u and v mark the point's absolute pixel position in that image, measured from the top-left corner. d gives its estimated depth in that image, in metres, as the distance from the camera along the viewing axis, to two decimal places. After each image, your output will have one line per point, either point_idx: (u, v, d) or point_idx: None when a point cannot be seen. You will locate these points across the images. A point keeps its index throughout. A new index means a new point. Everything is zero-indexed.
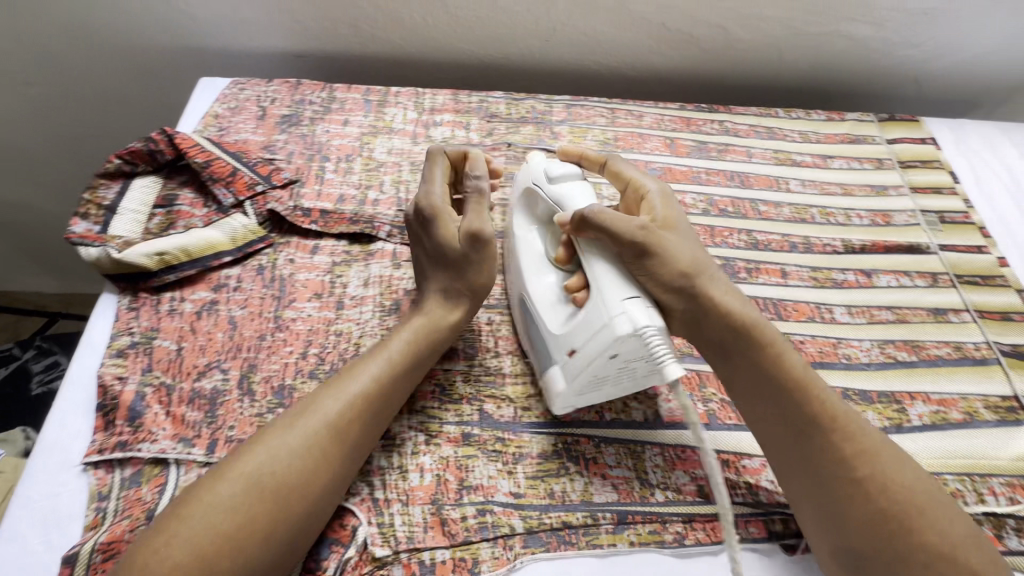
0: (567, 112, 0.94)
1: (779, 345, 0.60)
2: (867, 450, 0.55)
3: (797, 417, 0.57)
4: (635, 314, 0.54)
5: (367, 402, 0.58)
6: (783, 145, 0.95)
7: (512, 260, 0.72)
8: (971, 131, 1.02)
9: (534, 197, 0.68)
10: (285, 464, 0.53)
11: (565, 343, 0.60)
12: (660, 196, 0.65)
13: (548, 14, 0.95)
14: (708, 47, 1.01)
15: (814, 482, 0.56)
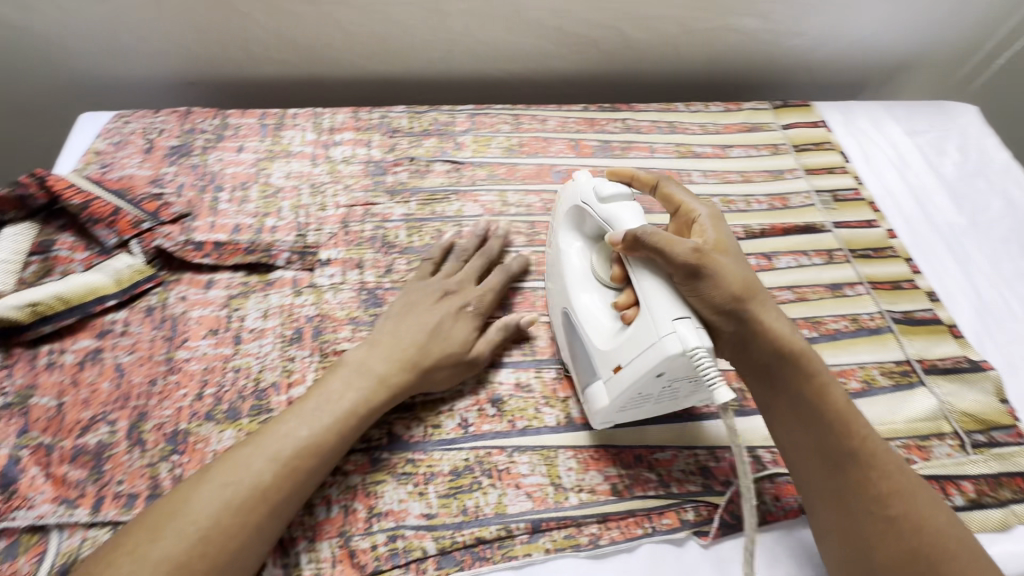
0: (471, 122, 0.94)
1: (824, 372, 0.60)
2: (902, 487, 0.56)
3: (835, 448, 0.57)
4: (686, 335, 0.53)
5: (301, 462, 0.57)
6: (683, 138, 0.98)
7: (555, 273, 0.72)
8: (859, 111, 1.07)
9: (582, 214, 0.68)
10: (201, 540, 0.51)
11: (613, 359, 0.60)
12: (709, 219, 0.64)
13: (443, 25, 0.95)
14: (606, 48, 1.03)
15: (843, 513, 0.56)
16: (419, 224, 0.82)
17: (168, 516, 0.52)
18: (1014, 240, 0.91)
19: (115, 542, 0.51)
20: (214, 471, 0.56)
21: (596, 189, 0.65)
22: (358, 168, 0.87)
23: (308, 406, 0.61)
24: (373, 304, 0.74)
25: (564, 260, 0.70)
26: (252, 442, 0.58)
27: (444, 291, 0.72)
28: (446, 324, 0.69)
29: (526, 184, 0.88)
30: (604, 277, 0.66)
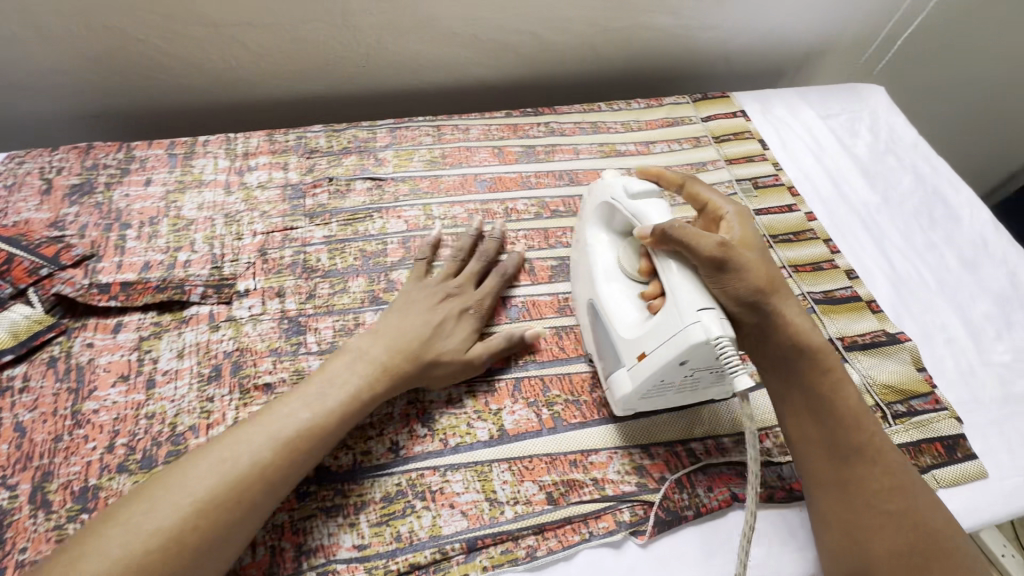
0: (392, 136, 0.93)
1: (838, 369, 0.65)
2: (903, 483, 0.60)
3: (843, 441, 0.62)
4: (710, 324, 0.56)
5: (300, 441, 0.59)
6: (607, 138, 0.99)
7: (580, 268, 0.75)
8: (775, 99, 1.10)
9: (611, 210, 0.71)
10: (197, 512, 0.52)
11: (636, 347, 0.63)
12: (737, 216, 0.67)
13: (355, 40, 0.94)
14: (525, 52, 1.03)
15: (845, 503, 0.60)
16: (341, 246, 0.80)
17: (162, 489, 0.54)
18: (923, 214, 0.96)
19: (114, 511, 0.53)
20: (216, 447, 0.57)
21: (625, 187, 0.68)
22: (276, 193, 0.84)
23: (312, 389, 0.62)
24: (296, 332, 0.72)
25: (592, 255, 0.72)
26: (253, 423, 0.59)
27: (445, 293, 0.74)
28: (447, 324, 0.71)
29: (450, 196, 0.87)
30: (631, 270, 0.68)
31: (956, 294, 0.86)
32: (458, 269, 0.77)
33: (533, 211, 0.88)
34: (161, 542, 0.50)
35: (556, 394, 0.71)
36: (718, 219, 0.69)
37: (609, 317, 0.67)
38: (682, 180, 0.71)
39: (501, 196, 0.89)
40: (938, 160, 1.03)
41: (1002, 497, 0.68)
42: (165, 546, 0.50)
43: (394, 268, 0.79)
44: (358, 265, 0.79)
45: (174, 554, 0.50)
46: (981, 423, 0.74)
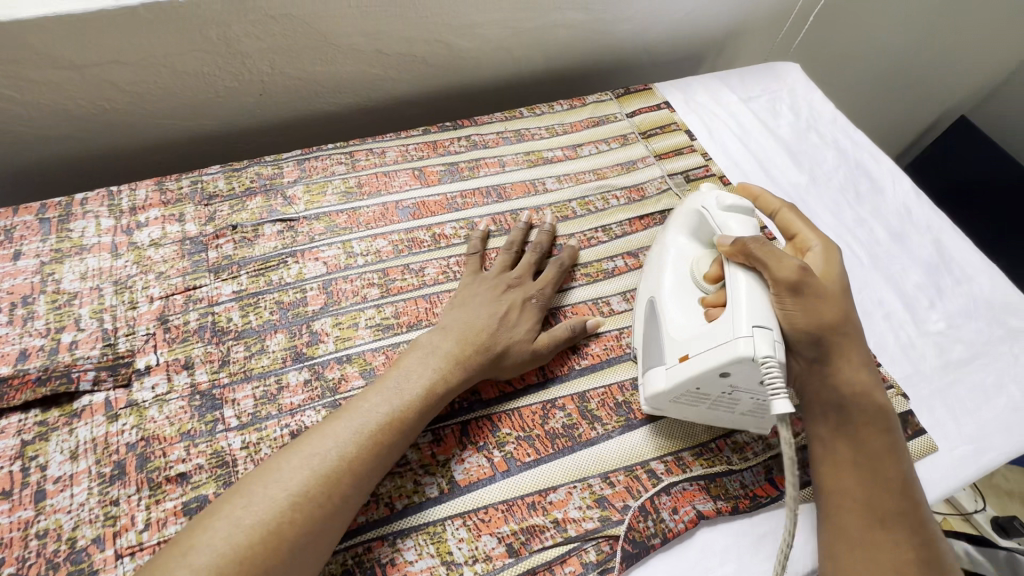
0: (300, 170, 0.86)
1: (891, 428, 0.63)
2: (936, 562, 0.58)
3: (882, 505, 0.59)
4: (761, 343, 0.56)
5: (393, 425, 0.58)
6: (533, 145, 0.95)
7: (652, 268, 0.73)
8: (696, 87, 1.08)
9: (700, 219, 0.70)
10: (293, 507, 0.51)
11: (680, 348, 0.62)
12: (822, 253, 0.66)
13: (246, 67, 0.86)
14: (436, 62, 0.97)
15: (874, 569, 0.57)
16: (253, 300, 0.73)
17: (244, 493, 0.51)
18: (849, 189, 0.97)
19: (209, 509, 0.51)
20: (303, 442, 0.55)
21: (720, 198, 0.68)
22: (172, 250, 0.76)
23: (390, 382, 0.61)
24: (211, 408, 0.64)
25: (667, 257, 0.71)
26: (340, 415, 0.58)
27: (506, 284, 0.73)
28: (513, 314, 0.70)
29: (370, 229, 0.81)
30: (700, 277, 0.67)
31: (889, 267, 0.88)
32: (514, 262, 0.77)
33: (463, 235, 0.83)
34: (259, 537, 0.48)
35: (508, 433, 0.66)
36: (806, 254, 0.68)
37: (661, 317, 0.66)
38: (778, 208, 0.72)
39: (427, 222, 0.83)
40: (856, 133, 1.05)
41: (952, 468, 0.69)
42: (264, 541, 0.48)
43: (317, 317, 0.72)
44: (275, 320, 0.71)
45: (273, 548, 0.48)
46: (925, 395, 0.75)
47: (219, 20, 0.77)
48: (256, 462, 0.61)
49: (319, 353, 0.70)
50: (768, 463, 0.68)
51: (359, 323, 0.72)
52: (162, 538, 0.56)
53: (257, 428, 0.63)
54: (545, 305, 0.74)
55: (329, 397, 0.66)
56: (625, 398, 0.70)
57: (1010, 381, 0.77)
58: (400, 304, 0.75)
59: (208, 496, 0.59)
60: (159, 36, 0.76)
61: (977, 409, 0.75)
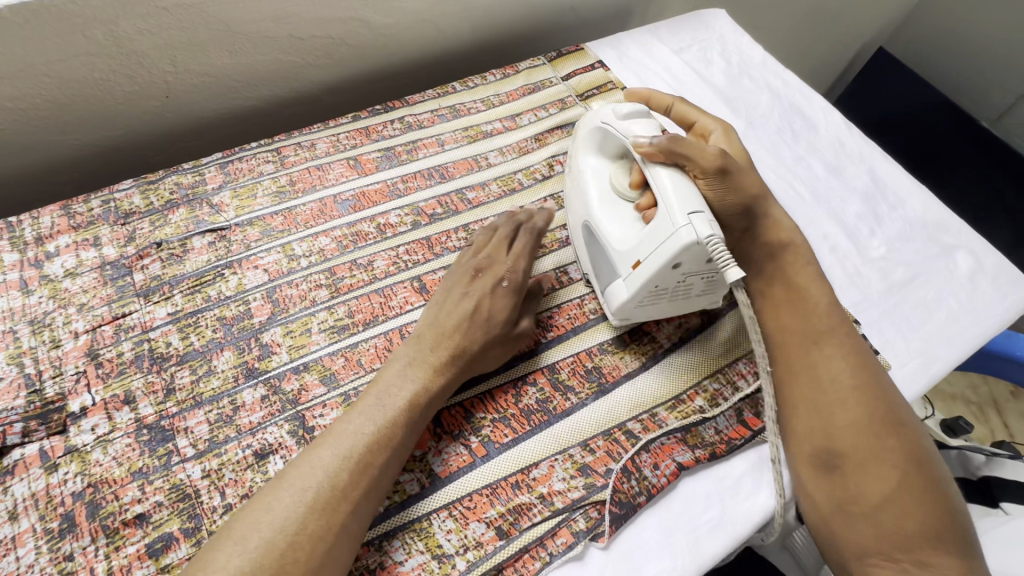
0: (224, 174, 0.80)
1: (810, 267, 0.70)
2: (870, 371, 0.64)
3: (814, 331, 0.66)
4: (700, 226, 0.57)
5: (382, 448, 0.55)
6: (470, 120, 0.91)
7: (574, 192, 0.75)
8: (628, 43, 1.07)
9: (605, 134, 0.72)
10: (293, 545, 0.49)
11: (631, 257, 0.64)
12: (722, 135, 0.77)
13: (144, 68, 0.78)
14: (357, 43, 0.92)
15: (814, 388, 0.64)
16: (192, 320, 0.68)
17: (231, 538, 0.49)
18: (786, 128, 0.99)
19: (200, 560, 0.48)
20: (290, 476, 0.53)
21: (616, 109, 0.69)
22: (91, 278, 0.69)
23: (370, 400, 0.58)
24: (162, 442, 0.60)
25: (585, 176, 0.73)
26: (323, 443, 0.55)
27: (476, 271, 0.68)
28: (485, 305, 0.65)
29: (310, 229, 0.77)
30: (622, 187, 0.70)
31: (829, 201, 0.90)
32: (487, 244, 0.72)
33: (409, 221, 0.79)
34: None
35: (483, 417, 0.65)
36: (705, 137, 0.79)
37: (602, 233, 0.68)
38: (671, 102, 0.80)
39: (368, 213, 0.79)
40: (786, 73, 1.06)
41: (905, 381, 0.73)
42: None
43: (265, 329, 0.68)
44: (219, 338, 0.67)
45: None
46: (874, 317, 0.79)
47: (103, 18, 0.70)
48: (222, 489, 0.58)
49: (273, 365, 0.66)
50: (739, 405, 0.70)
51: (312, 329, 0.69)
52: None
53: (216, 454, 0.60)
54: (520, 290, 0.68)
55: (291, 410, 0.63)
56: (594, 363, 0.70)
57: (948, 293, 0.82)
58: (352, 302, 0.71)
59: (173, 532, 0.55)
60: (35, 41, 0.68)
61: (921, 324, 0.79)
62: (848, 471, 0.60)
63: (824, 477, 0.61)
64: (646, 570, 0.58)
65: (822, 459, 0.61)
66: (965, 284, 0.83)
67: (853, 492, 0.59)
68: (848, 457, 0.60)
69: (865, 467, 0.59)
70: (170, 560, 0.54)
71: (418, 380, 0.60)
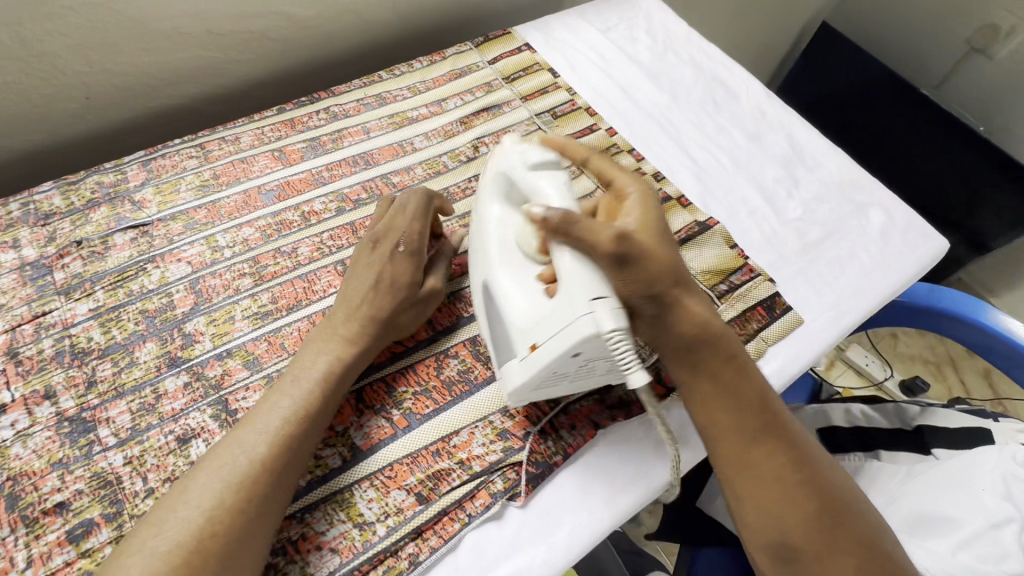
0: (146, 171, 0.80)
1: (730, 353, 0.62)
2: (807, 453, 0.59)
3: (748, 424, 0.59)
4: (602, 317, 0.53)
5: (301, 422, 0.57)
6: (396, 107, 0.92)
7: (478, 244, 0.69)
8: (555, 25, 1.09)
9: (510, 183, 0.67)
10: (210, 520, 0.50)
11: (529, 337, 0.58)
12: (638, 200, 0.63)
13: (58, 70, 0.78)
14: (280, 36, 0.93)
15: (758, 486, 0.57)
16: (114, 315, 0.69)
17: (151, 520, 0.51)
18: (708, 100, 1.01)
19: (122, 546, 0.50)
20: (209, 459, 0.55)
21: (524, 157, 0.65)
22: (11, 279, 0.70)
23: (287, 379, 0.60)
24: (83, 433, 0.61)
25: (489, 230, 0.67)
26: (243, 424, 0.57)
27: (374, 241, 0.68)
28: (387, 271, 0.66)
29: (234, 220, 0.78)
30: (527, 248, 0.64)
31: (749, 167, 0.93)
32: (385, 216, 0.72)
33: (334, 208, 0.81)
34: (182, 558, 0.48)
35: (405, 391, 0.67)
36: (622, 199, 0.64)
37: (501, 305, 0.62)
38: (586, 154, 0.68)
39: (293, 202, 0.80)
40: (709, 48, 1.09)
41: (817, 334, 0.77)
42: (187, 560, 0.48)
43: (187, 319, 0.69)
44: (142, 330, 0.68)
45: (201, 564, 0.48)
46: (789, 275, 0.82)
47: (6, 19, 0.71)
48: (144, 474, 0.59)
49: (196, 353, 0.67)
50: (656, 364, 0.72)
51: (235, 316, 0.70)
52: (49, 570, 0.53)
53: (138, 441, 0.61)
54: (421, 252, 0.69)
55: (213, 395, 0.64)
56: None
57: (861, 249, 0.85)
58: (276, 289, 0.73)
59: (94, 518, 0.56)
60: None
61: (834, 280, 0.82)
62: (805, 565, 0.56)
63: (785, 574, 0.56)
64: (563, 525, 0.61)
65: (779, 557, 0.56)
66: (878, 240, 0.87)
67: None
68: (806, 554, 0.55)
69: (823, 561, 0.55)
70: (90, 544, 0.55)
71: (333, 352, 0.62)
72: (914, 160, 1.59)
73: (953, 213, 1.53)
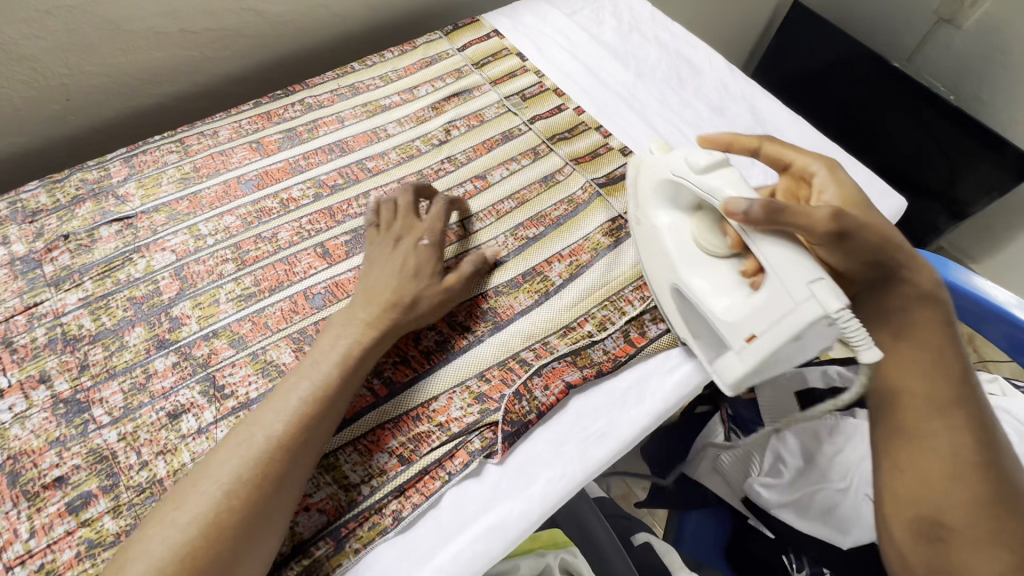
0: (129, 167, 0.83)
1: (946, 321, 0.67)
2: (987, 445, 0.61)
3: (940, 394, 0.63)
4: (826, 299, 0.54)
5: (320, 403, 0.59)
6: (369, 96, 0.95)
7: (653, 252, 0.74)
8: (523, 11, 1.12)
9: (678, 188, 0.70)
10: (229, 495, 0.52)
11: (742, 330, 0.61)
12: (828, 176, 0.71)
13: (39, 73, 0.81)
14: (254, 32, 0.95)
15: (923, 455, 0.61)
16: (103, 303, 0.72)
17: (176, 494, 0.53)
18: (674, 77, 1.04)
19: (150, 518, 0.53)
20: (231, 438, 0.57)
21: (688, 163, 0.67)
22: (2, 273, 0.72)
23: (307, 362, 0.62)
24: (78, 413, 0.64)
25: (665, 236, 0.72)
26: (263, 405, 0.59)
27: (395, 238, 0.72)
28: (412, 264, 0.70)
29: (215, 210, 0.81)
30: (714, 246, 0.66)
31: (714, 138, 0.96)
32: (395, 213, 0.76)
33: (311, 194, 0.84)
34: (201, 529, 0.50)
35: (384, 362, 0.70)
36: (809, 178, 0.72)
37: (703, 305, 0.66)
38: (760, 144, 0.73)
39: (272, 190, 0.83)
40: (674, 26, 1.12)
41: None
42: (205, 531, 0.50)
43: (174, 304, 0.72)
44: (130, 316, 0.71)
45: (219, 535, 0.50)
46: None
47: None
48: (138, 449, 0.62)
49: (183, 335, 0.70)
50: (625, 327, 0.75)
51: (220, 299, 0.73)
52: (51, 540, 0.56)
53: (131, 418, 0.64)
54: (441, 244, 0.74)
55: (201, 373, 0.67)
56: (490, 304, 0.75)
57: None
58: (258, 272, 0.76)
59: (92, 490, 0.59)
60: None
61: None
62: (953, 545, 0.58)
63: (922, 544, 0.59)
64: (538, 479, 0.64)
65: (923, 532, 0.59)
66: None
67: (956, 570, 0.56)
68: (955, 533, 0.58)
69: (975, 547, 0.56)
70: (89, 514, 0.58)
71: (352, 336, 0.64)
72: (887, 134, 1.60)
73: (933, 185, 1.53)
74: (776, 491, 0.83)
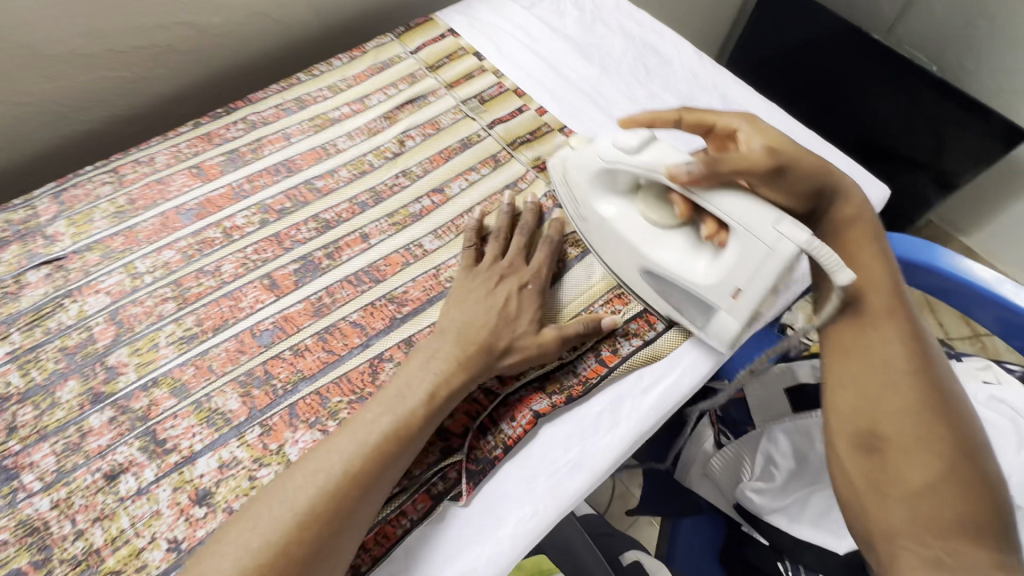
0: (58, 203, 0.78)
1: (876, 240, 0.67)
2: (925, 358, 0.58)
3: (873, 308, 0.62)
4: (793, 233, 0.56)
5: (400, 431, 0.56)
6: (317, 109, 0.89)
7: (608, 243, 0.74)
8: (478, 6, 1.06)
9: (611, 174, 0.71)
10: (299, 525, 0.49)
11: (726, 288, 0.63)
12: (751, 129, 0.68)
13: None
14: (189, 48, 0.89)
15: (863, 368, 0.59)
16: (32, 356, 0.66)
17: (246, 519, 0.50)
18: (639, 67, 0.99)
19: (214, 539, 0.50)
20: (307, 459, 0.54)
21: (616, 148, 0.67)
22: None
23: (392, 391, 0.58)
24: (6, 481, 0.59)
25: (614, 224, 0.72)
26: (343, 429, 0.55)
27: (499, 275, 0.69)
28: (513, 308, 0.66)
29: (153, 244, 0.75)
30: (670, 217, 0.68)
31: None
32: (502, 249, 0.73)
33: (257, 221, 0.78)
34: (268, 559, 0.47)
35: (338, 402, 0.65)
36: (734, 136, 0.70)
37: (676, 272, 0.67)
38: (677, 115, 0.71)
39: (214, 219, 0.78)
40: (638, 13, 1.06)
41: None
42: (273, 562, 0.47)
43: (109, 352, 0.67)
44: (62, 368, 0.66)
45: (286, 568, 0.48)
46: None
47: None
48: (72, 517, 0.57)
49: (120, 387, 0.65)
50: (597, 345, 0.71)
51: (159, 343, 0.68)
52: None
53: (64, 483, 0.59)
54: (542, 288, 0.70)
55: (140, 427, 0.63)
56: None
57: None
58: (200, 310, 0.70)
59: (22, 567, 0.55)
60: None
61: None
62: (889, 454, 0.54)
63: (860, 457, 0.56)
64: (508, 519, 0.60)
65: (863, 444, 0.56)
66: None
67: (889, 477, 0.53)
68: (891, 441, 0.54)
69: (908, 453, 0.53)
70: None
71: (440, 371, 0.60)
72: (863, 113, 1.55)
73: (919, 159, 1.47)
74: (767, 496, 0.79)
